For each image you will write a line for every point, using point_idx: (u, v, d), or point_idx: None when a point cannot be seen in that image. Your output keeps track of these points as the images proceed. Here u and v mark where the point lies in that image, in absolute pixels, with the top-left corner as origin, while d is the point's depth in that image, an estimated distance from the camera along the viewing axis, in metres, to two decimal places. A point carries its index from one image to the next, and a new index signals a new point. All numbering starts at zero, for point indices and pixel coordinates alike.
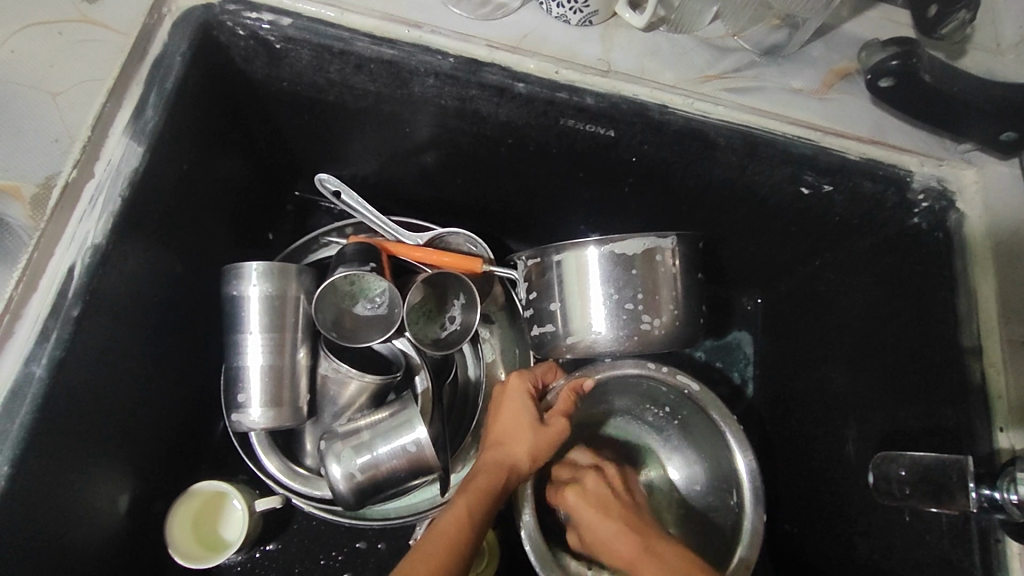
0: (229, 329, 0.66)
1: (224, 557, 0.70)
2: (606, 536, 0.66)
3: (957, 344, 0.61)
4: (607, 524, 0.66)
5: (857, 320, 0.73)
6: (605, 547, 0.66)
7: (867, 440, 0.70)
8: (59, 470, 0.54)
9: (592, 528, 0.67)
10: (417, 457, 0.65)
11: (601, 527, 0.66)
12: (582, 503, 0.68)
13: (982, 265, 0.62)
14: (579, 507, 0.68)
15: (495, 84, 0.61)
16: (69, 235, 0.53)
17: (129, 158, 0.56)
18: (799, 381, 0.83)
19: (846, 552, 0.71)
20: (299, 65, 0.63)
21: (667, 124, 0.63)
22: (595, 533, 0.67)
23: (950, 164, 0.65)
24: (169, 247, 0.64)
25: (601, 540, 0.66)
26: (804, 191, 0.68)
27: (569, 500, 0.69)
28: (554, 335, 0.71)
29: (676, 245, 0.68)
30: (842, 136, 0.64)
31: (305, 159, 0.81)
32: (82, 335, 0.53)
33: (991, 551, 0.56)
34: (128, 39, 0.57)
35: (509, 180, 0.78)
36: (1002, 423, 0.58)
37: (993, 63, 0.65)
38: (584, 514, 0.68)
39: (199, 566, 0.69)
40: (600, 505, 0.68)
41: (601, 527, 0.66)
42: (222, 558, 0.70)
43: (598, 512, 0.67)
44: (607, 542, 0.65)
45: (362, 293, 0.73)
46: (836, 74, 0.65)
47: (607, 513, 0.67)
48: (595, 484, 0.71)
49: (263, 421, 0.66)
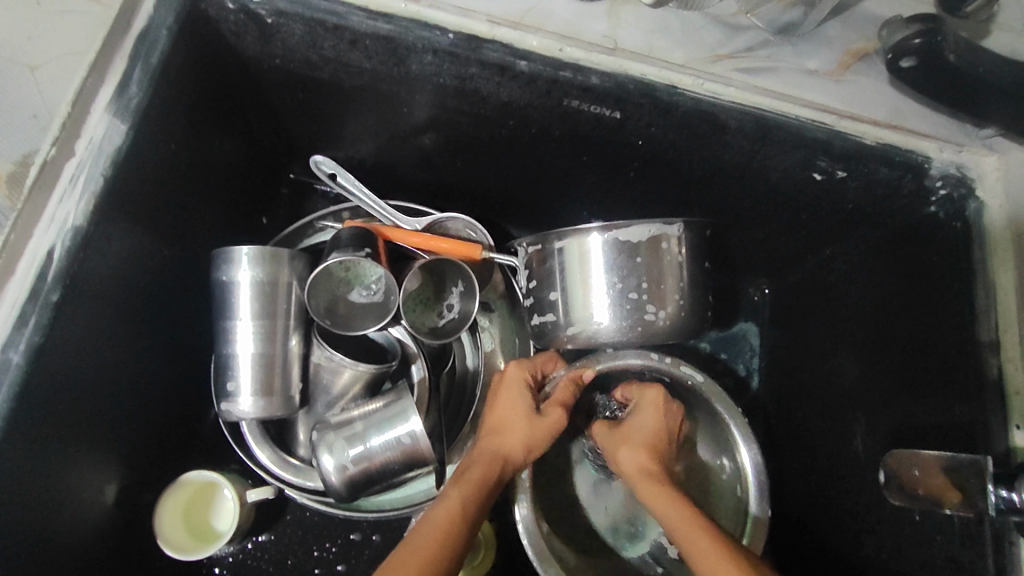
0: (218, 315, 0.64)
1: (207, 551, 0.68)
2: (642, 436, 0.70)
3: (974, 337, 0.58)
4: (654, 431, 0.70)
5: (868, 312, 0.70)
6: (635, 444, 0.70)
7: (875, 435, 0.68)
8: (40, 460, 0.52)
9: (636, 425, 0.71)
10: (412, 450, 0.63)
11: (646, 426, 0.71)
12: (655, 403, 0.72)
13: (1001, 255, 0.58)
14: (644, 407, 0.72)
15: (496, 62, 0.58)
16: (47, 217, 0.51)
17: (112, 136, 0.54)
18: (806, 374, 0.81)
19: (852, 550, 0.69)
20: (291, 41, 0.60)
21: (675, 105, 0.60)
22: (636, 427, 0.71)
23: (971, 150, 0.62)
24: (156, 230, 0.62)
25: (636, 432, 0.71)
26: (817, 177, 0.66)
27: (646, 392, 0.73)
28: (555, 325, 0.68)
29: (683, 232, 0.66)
30: (859, 120, 0.61)
31: (299, 140, 0.78)
32: (63, 322, 0.51)
33: (1007, 554, 0.53)
34: (110, 11, 0.54)
35: (510, 164, 0.75)
36: (1019, 420, 0.54)
37: (1020, 44, 0.62)
38: (645, 412, 0.72)
39: (182, 556, 0.67)
40: (664, 416, 0.71)
41: (646, 426, 0.71)
42: (205, 552, 0.68)
43: (659, 418, 0.71)
44: (631, 441, 0.70)
45: (357, 280, 0.70)
46: (853, 55, 0.61)
47: (662, 425, 0.71)
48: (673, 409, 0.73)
49: (253, 411, 0.64)
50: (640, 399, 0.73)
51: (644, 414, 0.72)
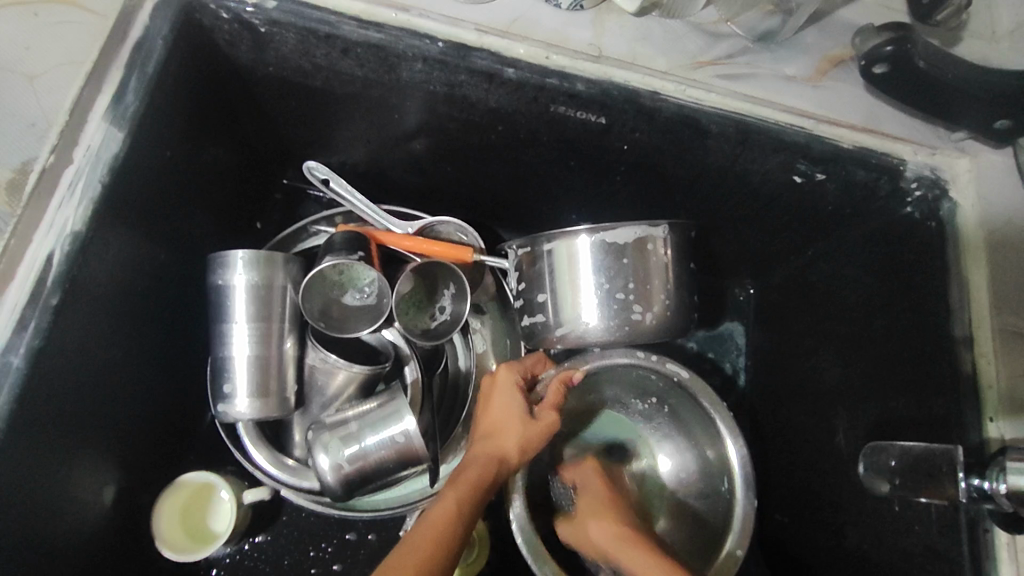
0: (214, 319, 0.65)
1: (195, 556, 0.68)
2: (592, 503, 0.76)
3: (948, 333, 0.60)
4: (602, 495, 0.76)
5: (848, 310, 0.73)
6: (584, 514, 0.74)
7: (856, 429, 0.70)
8: (39, 461, 0.53)
9: (585, 497, 0.77)
10: (405, 448, 0.64)
11: (595, 493, 0.77)
12: (596, 475, 0.79)
13: (974, 255, 0.61)
14: (589, 477, 0.79)
15: (485, 69, 0.60)
16: (47, 222, 0.52)
17: (109, 144, 0.55)
18: (789, 371, 0.83)
19: (835, 542, 0.71)
20: (284, 49, 0.61)
21: (659, 110, 0.62)
22: (585, 498, 0.77)
23: (943, 152, 0.64)
24: (152, 236, 0.63)
25: (587, 503, 0.76)
26: (797, 180, 0.68)
27: (587, 480, 0.79)
28: (545, 325, 0.70)
29: (668, 234, 0.67)
30: (837, 124, 0.63)
31: (293, 147, 0.79)
32: (62, 326, 0.52)
33: (979, 540, 0.55)
34: (107, 21, 0.56)
35: (500, 168, 0.77)
36: (991, 412, 0.58)
37: (989, 51, 0.64)
38: (590, 483, 0.78)
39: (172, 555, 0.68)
40: (604, 483, 0.79)
41: (594, 496, 0.77)
42: (193, 556, 0.68)
43: (602, 484, 0.78)
44: (586, 510, 0.75)
45: (350, 283, 0.72)
46: (829, 61, 0.64)
47: (607, 487, 0.78)
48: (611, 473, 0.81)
49: (249, 413, 0.65)
50: (586, 488, 0.78)
51: (588, 485, 0.78)
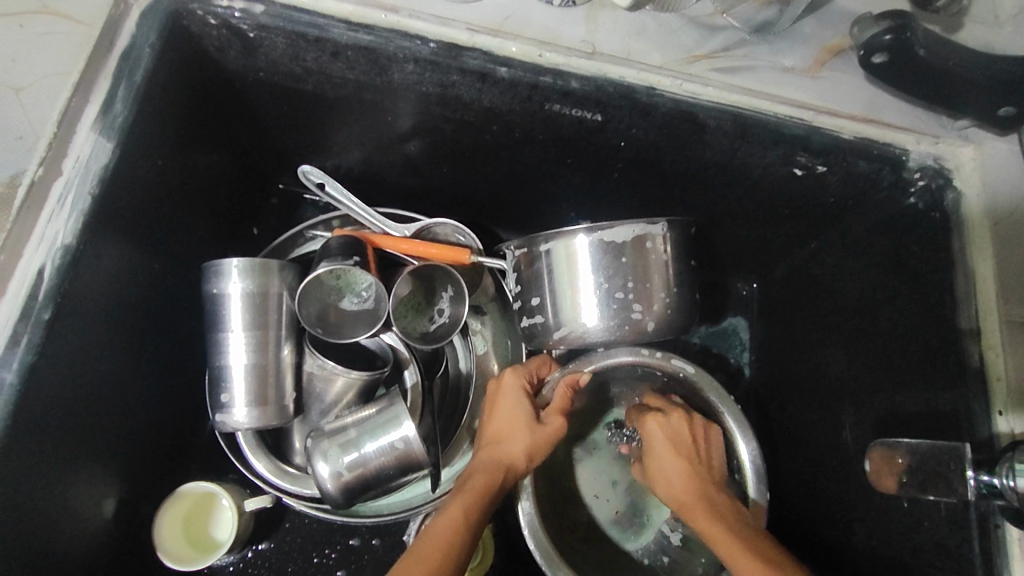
0: (210, 328, 0.64)
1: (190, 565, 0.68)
2: (673, 476, 0.69)
3: (955, 326, 0.59)
4: (676, 464, 0.69)
5: (853, 303, 0.71)
6: (667, 487, 0.69)
7: (863, 424, 0.69)
8: (36, 475, 0.53)
9: (663, 468, 0.70)
10: (405, 454, 0.64)
11: (670, 464, 0.70)
12: (662, 437, 0.71)
13: (981, 245, 0.60)
14: (656, 439, 0.71)
15: (477, 69, 0.59)
16: (36, 236, 0.51)
17: (97, 155, 0.54)
18: (795, 365, 0.82)
19: (844, 540, 0.70)
20: (274, 54, 0.61)
21: (655, 106, 0.61)
22: (663, 469, 0.70)
23: (948, 141, 0.63)
24: (145, 247, 0.63)
25: (670, 479, 0.69)
26: (798, 173, 0.67)
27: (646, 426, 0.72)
28: (544, 326, 0.69)
29: (667, 231, 0.66)
30: (836, 115, 0.62)
31: (287, 153, 0.79)
32: (54, 340, 0.52)
33: (990, 537, 0.54)
34: (93, 32, 0.55)
35: (497, 169, 0.76)
36: (1001, 405, 0.56)
37: (992, 37, 0.63)
38: (658, 450, 0.71)
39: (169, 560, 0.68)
40: (676, 443, 0.70)
41: (669, 467, 0.69)
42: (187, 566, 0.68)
43: (670, 449, 0.70)
44: (673, 487, 0.69)
45: (348, 288, 0.71)
46: (829, 51, 0.62)
47: (680, 454, 0.69)
48: (679, 420, 0.71)
49: (247, 421, 0.65)
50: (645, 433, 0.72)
51: (660, 454, 0.71)
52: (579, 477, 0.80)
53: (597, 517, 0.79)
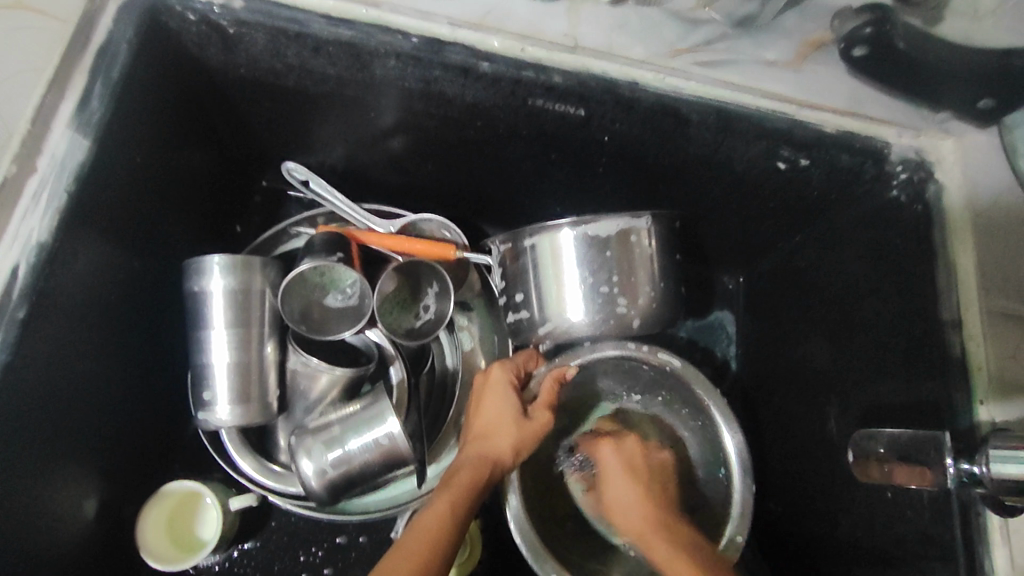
0: (191, 326, 0.64)
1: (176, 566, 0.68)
2: (628, 504, 0.70)
3: (936, 318, 0.59)
4: (632, 493, 0.70)
5: (836, 296, 0.72)
6: (622, 517, 0.70)
7: (847, 416, 0.69)
8: (13, 475, 0.52)
9: (618, 495, 0.71)
10: (390, 451, 0.63)
11: (626, 495, 0.70)
12: (616, 464, 0.73)
13: (960, 234, 0.60)
14: (610, 469, 0.73)
15: (459, 63, 0.58)
16: (11, 233, 0.51)
17: (74, 151, 0.54)
18: (781, 358, 0.82)
19: (829, 530, 0.70)
20: (254, 50, 0.60)
21: (638, 100, 0.61)
22: (618, 499, 0.71)
23: (928, 134, 0.63)
24: (124, 245, 0.62)
25: (623, 506, 0.70)
26: (781, 166, 0.67)
27: (602, 453, 0.74)
28: (530, 321, 0.69)
29: (651, 225, 0.66)
30: (819, 109, 0.62)
31: (270, 149, 0.78)
32: (31, 339, 0.52)
33: (972, 525, 0.55)
34: (68, 26, 0.54)
35: (482, 164, 0.76)
36: (982, 395, 0.57)
37: (972, 30, 0.63)
38: (612, 477, 0.73)
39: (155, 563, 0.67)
40: (630, 470, 0.72)
41: (624, 493, 0.71)
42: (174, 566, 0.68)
43: (625, 475, 0.72)
44: (624, 512, 0.69)
45: (332, 285, 0.70)
46: (811, 45, 0.60)
47: (635, 480, 0.71)
48: (633, 448, 0.74)
49: (230, 420, 0.64)
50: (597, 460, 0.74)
51: (613, 481, 0.72)
52: (568, 470, 0.80)
53: (584, 511, 0.79)
